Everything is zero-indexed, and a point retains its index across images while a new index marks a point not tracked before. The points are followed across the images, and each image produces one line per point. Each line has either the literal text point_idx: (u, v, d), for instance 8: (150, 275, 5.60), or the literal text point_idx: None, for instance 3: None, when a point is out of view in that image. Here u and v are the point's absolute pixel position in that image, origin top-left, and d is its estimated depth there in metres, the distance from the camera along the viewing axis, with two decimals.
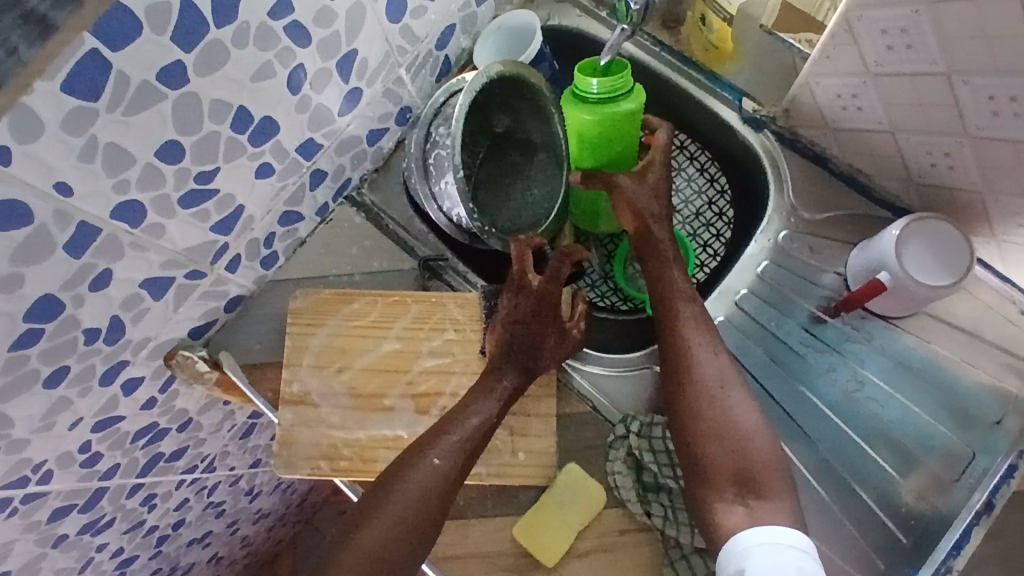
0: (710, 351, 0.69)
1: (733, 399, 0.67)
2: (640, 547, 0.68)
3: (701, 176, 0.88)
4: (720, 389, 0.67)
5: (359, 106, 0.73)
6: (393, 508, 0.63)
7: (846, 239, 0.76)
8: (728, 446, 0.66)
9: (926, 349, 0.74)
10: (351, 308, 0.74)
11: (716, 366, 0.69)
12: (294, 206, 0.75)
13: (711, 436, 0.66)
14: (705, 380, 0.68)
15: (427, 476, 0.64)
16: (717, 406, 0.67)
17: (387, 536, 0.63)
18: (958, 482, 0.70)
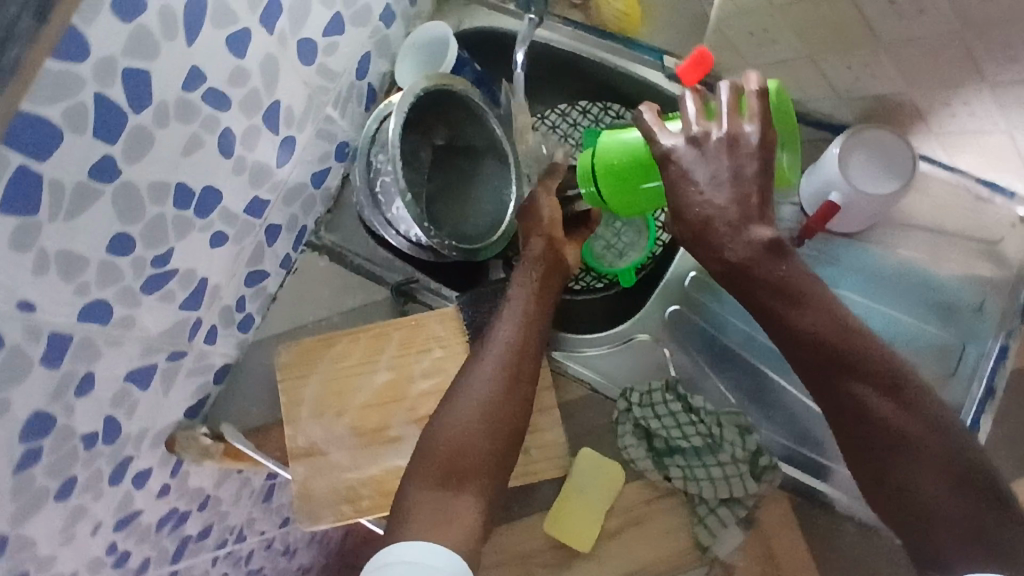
0: (885, 408, 0.59)
1: (922, 463, 0.58)
2: (669, 511, 0.69)
3: None
4: (889, 451, 0.59)
5: (296, 153, 0.74)
6: (485, 387, 0.66)
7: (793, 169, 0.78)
8: (920, 512, 0.57)
9: (894, 255, 0.74)
10: (336, 350, 0.75)
11: (888, 422, 0.59)
12: (257, 266, 0.75)
13: (895, 505, 0.59)
14: (890, 445, 0.59)
15: (505, 355, 0.68)
16: (905, 475, 0.58)
17: (486, 415, 0.64)
18: (956, 376, 0.70)
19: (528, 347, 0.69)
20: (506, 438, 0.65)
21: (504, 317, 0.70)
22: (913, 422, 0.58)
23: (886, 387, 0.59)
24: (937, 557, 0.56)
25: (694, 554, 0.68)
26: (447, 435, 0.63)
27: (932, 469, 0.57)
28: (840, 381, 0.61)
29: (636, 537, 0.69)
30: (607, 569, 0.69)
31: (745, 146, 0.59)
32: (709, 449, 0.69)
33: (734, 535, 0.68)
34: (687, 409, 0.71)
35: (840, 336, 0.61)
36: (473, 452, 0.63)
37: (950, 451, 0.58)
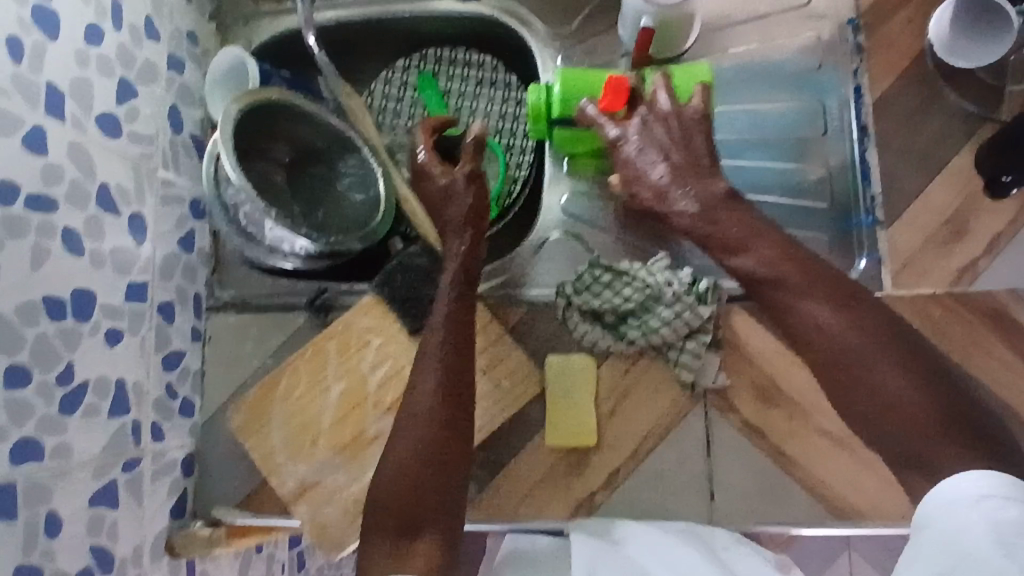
0: (829, 323, 0.55)
1: (885, 365, 0.52)
2: (648, 370, 0.71)
3: (472, 68, 0.88)
4: (849, 367, 0.54)
5: (149, 227, 0.72)
6: (425, 416, 0.61)
7: (606, 26, 0.79)
8: (889, 424, 0.52)
9: (730, 58, 0.75)
10: (282, 388, 0.73)
11: (841, 335, 0.54)
12: (168, 348, 0.74)
13: (869, 424, 0.53)
14: (848, 353, 0.54)
15: (442, 376, 0.62)
16: (867, 387, 0.53)
17: (432, 442, 0.60)
18: (832, 134, 0.73)
19: (463, 360, 0.64)
20: (457, 462, 0.60)
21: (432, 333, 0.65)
22: (863, 333, 0.54)
23: (836, 298, 0.56)
24: (923, 463, 0.50)
25: (685, 395, 0.71)
26: (391, 475, 0.60)
27: (898, 374, 0.52)
28: (789, 300, 0.57)
29: (631, 408, 0.71)
30: (621, 449, 0.71)
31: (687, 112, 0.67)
32: (653, 298, 0.71)
33: (710, 361, 0.70)
34: (618, 274, 0.73)
35: (790, 262, 0.59)
36: (429, 483, 0.59)
37: (911, 358, 0.53)
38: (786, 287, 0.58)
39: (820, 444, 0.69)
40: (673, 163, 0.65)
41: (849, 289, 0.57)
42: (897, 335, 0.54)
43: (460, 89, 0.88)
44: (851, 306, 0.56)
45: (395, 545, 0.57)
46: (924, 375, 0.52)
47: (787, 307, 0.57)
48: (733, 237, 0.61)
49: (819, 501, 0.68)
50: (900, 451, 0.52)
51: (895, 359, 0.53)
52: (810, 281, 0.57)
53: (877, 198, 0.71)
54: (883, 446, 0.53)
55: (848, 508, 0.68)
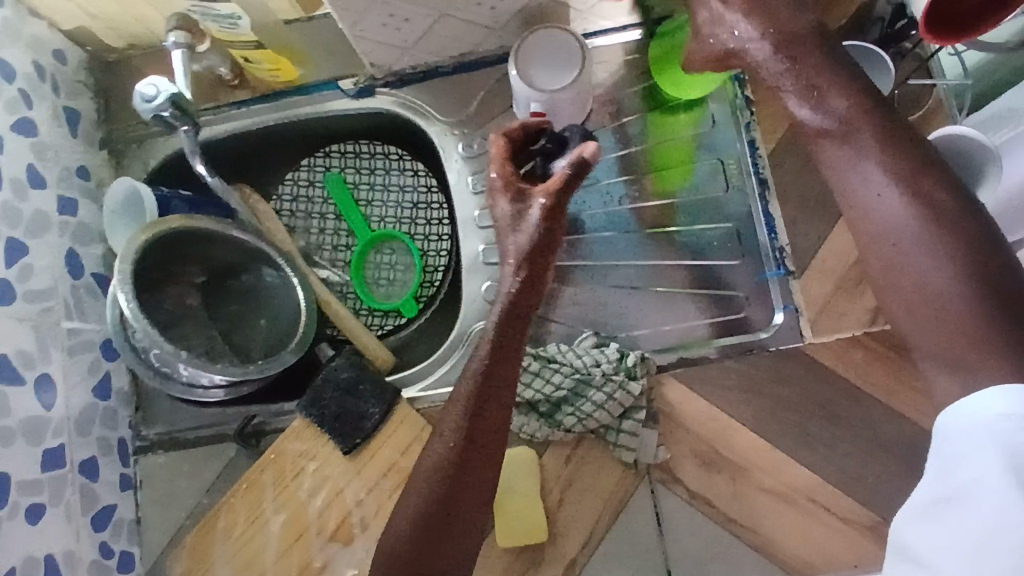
0: (892, 191, 0.54)
1: (933, 267, 0.52)
2: (589, 454, 0.71)
3: (378, 159, 0.87)
4: (891, 241, 0.54)
5: (59, 385, 0.69)
6: (439, 471, 0.59)
7: (503, 108, 0.79)
8: (924, 301, 0.52)
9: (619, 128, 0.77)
10: (221, 527, 0.71)
11: (900, 211, 0.54)
12: (98, 504, 0.72)
13: (889, 287, 0.54)
14: (904, 258, 0.53)
15: (460, 431, 0.60)
16: (921, 290, 0.52)
17: (439, 500, 0.58)
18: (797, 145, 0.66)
19: (482, 420, 0.60)
20: (461, 523, 0.59)
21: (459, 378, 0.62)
22: (930, 212, 0.53)
23: (897, 185, 0.54)
24: (953, 359, 0.50)
25: (629, 474, 0.70)
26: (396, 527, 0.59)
27: (939, 261, 0.51)
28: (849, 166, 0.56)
29: (578, 494, 0.70)
30: (573, 538, 0.70)
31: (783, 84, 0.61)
32: (583, 382, 0.71)
33: (649, 437, 0.70)
34: (547, 361, 0.73)
35: (870, 118, 0.57)
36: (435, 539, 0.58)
37: (976, 255, 0.51)
38: (854, 139, 0.57)
39: (766, 502, 0.69)
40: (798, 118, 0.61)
41: (932, 161, 0.55)
42: (975, 243, 0.51)
43: (369, 181, 0.87)
44: (918, 192, 0.53)
45: None
46: (976, 265, 0.51)
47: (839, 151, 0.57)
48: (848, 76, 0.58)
49: (773, 562, 0.68)
50: (925, 347, 0.52)
51: (935, 254, 0.52)
52: (869, 150, 0.56)
53: (786, 248, 0.72)
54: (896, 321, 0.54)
55: (803, 565, 0.68)
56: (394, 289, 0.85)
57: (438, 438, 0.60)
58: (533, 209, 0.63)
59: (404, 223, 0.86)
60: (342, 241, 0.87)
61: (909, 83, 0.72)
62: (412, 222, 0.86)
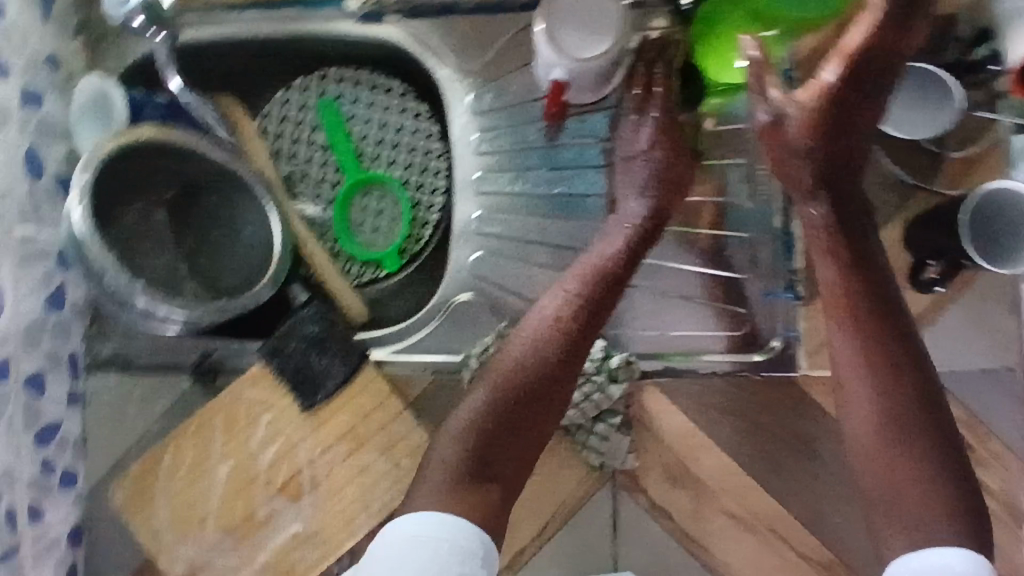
0: (908, 397, 0.58)
1: (916, 461, 0.57)
2: (555, 451, 0.68)
3: (379, 92, 0.79)
4: (894, 434, 0.58)
5: (7, 297, 0.64)
6: (528, 375, 0.59)
7: (522, 64, 0.71)
8: (907, 488, 0.57)
9: None
10: (166, 464, 0.69)
11: (895, 408, 0.58)
12: (41, 422, 0.68)
13: (878, 475, 0.58)
14: (895, 447, 0.58)
15: (551, 339, 0.60)
16: (910, 486, 0.57)
17: (513, 402, 0.59)
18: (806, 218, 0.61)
19: (574, 337, 0.61)
20: (512, 450, 0.59)
21: (541, 315, 0.61)
22: (931, 422, 0.58)
23: (895, 380, 0.59)
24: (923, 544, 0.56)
25: (593, 476, 0.68)
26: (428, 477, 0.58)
27: (931, 471, 0.57)
28: (875, 358, 0.59)
29: (535, 490, 0.68)
30: (524, 532, 0.68)
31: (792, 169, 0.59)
32: None
33: (619, 441, 0.67)
34: None
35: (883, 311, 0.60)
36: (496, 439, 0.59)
37: (958, 471, 0.57)
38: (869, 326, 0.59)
39: (728, 526, 0.67)
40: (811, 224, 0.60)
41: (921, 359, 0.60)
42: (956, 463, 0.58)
43: (365, 115, 0.79)
44: (914, 388, 0.59)
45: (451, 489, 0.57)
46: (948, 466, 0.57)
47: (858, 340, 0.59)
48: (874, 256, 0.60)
49: None
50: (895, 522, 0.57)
51: (914, 448, 0.58)
52: (886, 359, 0.59)
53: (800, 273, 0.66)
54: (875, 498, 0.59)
55: None
56: (376, 238, 0.79)
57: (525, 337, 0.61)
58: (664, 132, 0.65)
59: (397, 168, 0.79)
60: (328, 176, 0.80)
61: (976, 114, 0.66)
62: (407, 167, 0.79)
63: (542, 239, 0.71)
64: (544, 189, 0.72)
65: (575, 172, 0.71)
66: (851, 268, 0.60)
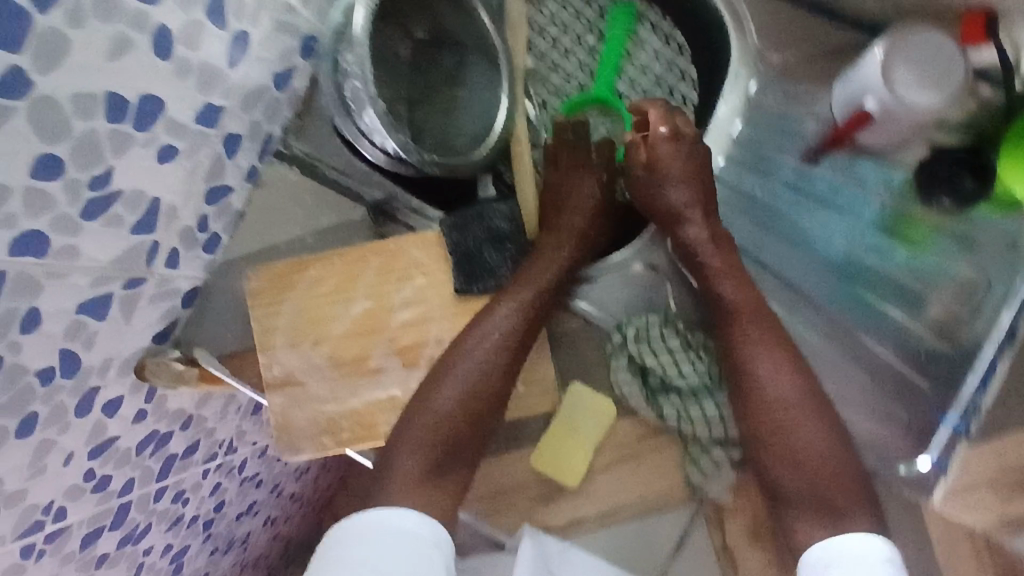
0: (785, 376, 0.64)
1: (813, 436, 0.63)
2: (660, 450, 0.67)
3: (654, 39, 0.87)
4: (792, 412, 0.63)
5: (253, 51, 0.64)
6: (483, 358, 0.66)
7: (822, 76, 0.74)
8: (809, 459, 0.62)
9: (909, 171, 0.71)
10: (308, 277, 0.70)
11: (793, 397, 0.64)
12: (218, 180, 0.68)
13: (782, 456, 0.63)
14: (783, 419, 0.63)
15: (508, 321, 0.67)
16: (805, 461, 0.62)
17: (465, 401, 0.65)
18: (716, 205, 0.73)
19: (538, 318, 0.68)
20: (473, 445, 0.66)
21: (486, 343, 0.66)
22: (808, 394, 0.64)
23: (783, 377, 0.64)
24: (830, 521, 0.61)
25: (683, 491, 0.66)
26: (415, 495, 0.63)
27: (817, 433, 0.63)
28: (759, 346, 0.65)
29: (624, 472, 0.67)
30: (594, 504, 0.67)
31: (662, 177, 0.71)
32: (706, 389, 0.68)
33: (727, 475, 0.66)
34: (686, 346, 0.69)
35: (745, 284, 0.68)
36: (451, 444, 0.65)
37: (843, 441, 0.63)
38: (747, 338, 0.66)
39: None
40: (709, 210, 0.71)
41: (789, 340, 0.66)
42: (831, 414, 0.64)
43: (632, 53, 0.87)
44: (795, 370, 0.65)
45: (422, 476, 0.63)
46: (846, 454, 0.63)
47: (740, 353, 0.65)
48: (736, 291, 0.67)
49: None
50: (810, 502, 0.62)
51: (816, 432, 0.63)
52: (778, 352, 0.65)
53: (983, 411, 0.64)
54: (777, 486, 0.63)
55: None
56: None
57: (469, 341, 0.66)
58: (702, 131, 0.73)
59: None
60: (567, 89, 0.87)
61: None
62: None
63: (752, 250, 0.77)
64: (781, 207, 0.77)
65: (820, 203, 0.75)
66: (748, 287, 0.68)
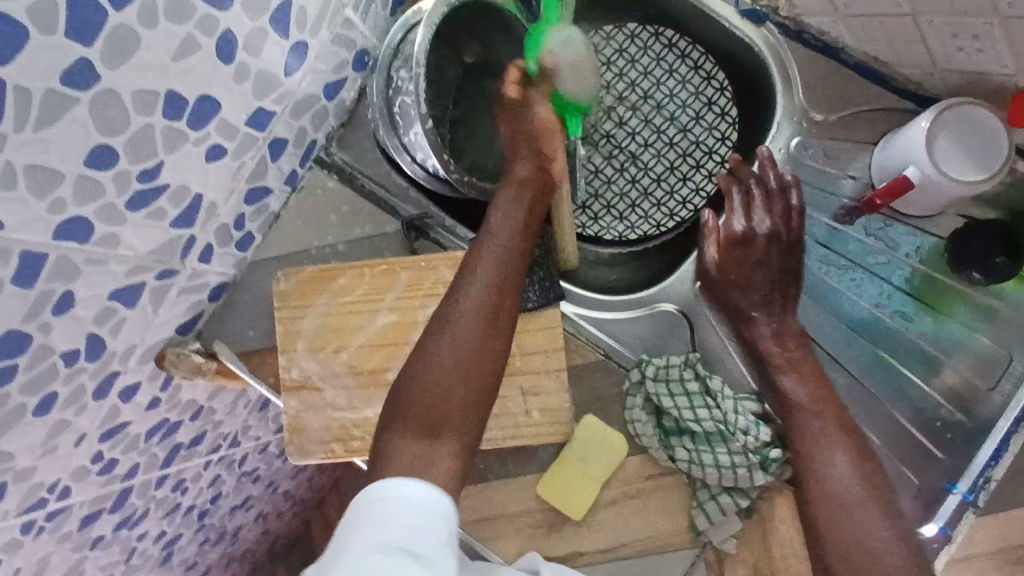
0: (847, 466, 0.61)
1: (871, 527, 0.57)
2: (667, 490, 0.68)
3: (698, 76, 0.87)
4: (841, 503, 0.59)
5: (308, 60, 0.66)
6: (473, 299, 0.61)
7: (864, 140, 0.76)
8: (866, 553, 0.56)
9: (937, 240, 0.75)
10: (337, 284, 0.70)
11: (848, 478, 0.60)
12: (259, 182, 0.69)
13: (836, 547, 0.57)
14: (830, 503, 0.59)
15: (496, 258, 0.63)
16: (878, 565, 0.55)
17: (465, 350, 0.58)
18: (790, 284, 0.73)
19: (515, 266, 0.63)
20: (474, 403, 0.58)
21: (470, 282, 0.62)
22: (868, 487, 0.59)
23: (845, 462, 0.61)
24: None
25: (688, 535, 0.67)
26: (427, 478, 0.52)
27: (891, 539, 0.56)
28: (818, 434, 0.63)
29: (630, 510, 0.67)
30: (598, 538, 0.67)
31: (736, 267, 0.74)
32: (721, 436, 0.67)
33: (732, 523, 0.66)
34: (704, 391, 0.70)
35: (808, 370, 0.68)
36: (446, 416, 0.56)
37: (919, 551, 0.56)
38: (808, 422, 0.64)
39: None
40: (778, 290, 0.73)
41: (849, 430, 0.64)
42: (902, 518, 0.58)
43: (673, 89, 0.87)
44: (866, 459, 0.62)
45: (420, 446, 0.54)
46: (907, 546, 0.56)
47: (797, 437, 0.64)
48: (784, 360, 0.69)
49: None
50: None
51: (878, 521, 0.57)
52: (836, 437, 0.63)
53: (992, 483, 0.70)
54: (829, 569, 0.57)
55: None
56: (621, 201, 0.87)
57: (458, 291, 0.61)
58: (768, 219, 0.73)
59: (674, 152, 0.87)
60: (605, 123, 0.87)
61: None
62: (682, 156, 0.87)
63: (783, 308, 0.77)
64: (814, 265, 0.78)
65: (852, 266, 0.77)
66: (809, 377, 0.67)
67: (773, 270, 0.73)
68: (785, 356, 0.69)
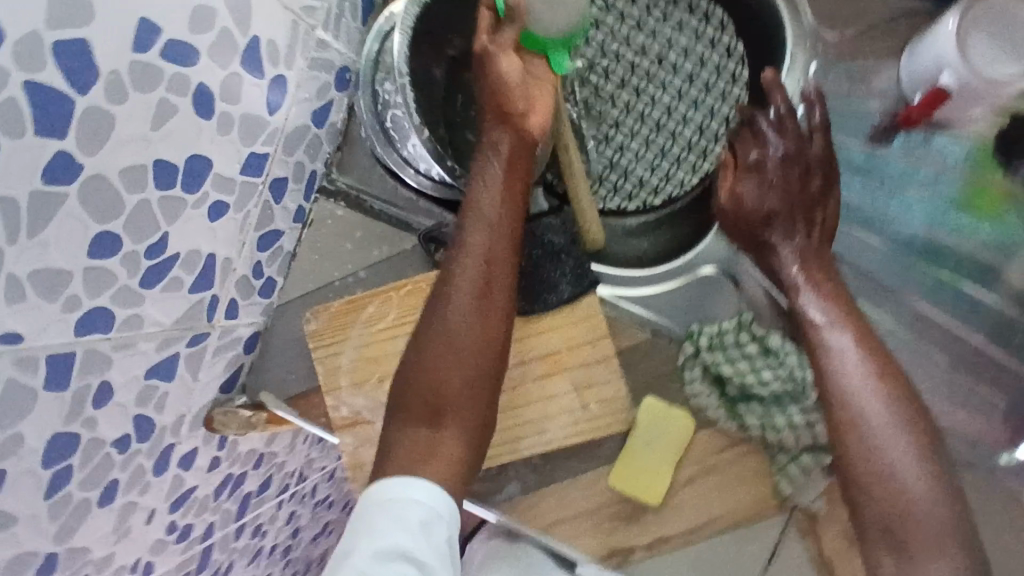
0: (878, 394, 0.60)
1: (895, 457, 0.58)
2: (743, 460, 0.65)
3: (694, 18, 0.81)
4: (866, 433, 0.59)
5: (291, 92, 0.63)
6: (466, 293, 0.62)
7: (886, 53, 0.72)
8: (890, 488, 0.58)
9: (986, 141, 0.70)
10: (367, 313, 0.68)
11: (874, 404, 0.60)
12: (268, 227, 0.67)
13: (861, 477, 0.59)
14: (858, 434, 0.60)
15: (484, 243, 0.63)
16: (899, 498, 0.58)
17: (463, 343, 0.61)
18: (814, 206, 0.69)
19: (502, 237, 0.64)
20: (475, 393, 0.61)
21: (458, 275, 0.63)
22: (901, 414, 0.60)
23: (876, 387, 0.60)
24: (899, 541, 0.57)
25: (773, 501, 0.64)
26: (431, 462, 0.60)
27: (906, 457, 0.59)
28: (845, 357, 0.62)
29: (708, 486, 0.65)
30: (680, 520, 0.65)
31: (750, 198, 0.69)
32: (792, 396, 0.65)
33: (818, 482, 0.64)
34: (764, 350, 0.66)
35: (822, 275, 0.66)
36: (444, 401, 0.61)
37: (933, 466, 0.59)
38: (834, 341, 0.62)
39: None
40: (797, 214, 0.68)
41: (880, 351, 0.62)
42: (926, 435, 0.60)
43: (671, 36, 0.82)
44: (890, 377, 0.61)
45: (427, 433, 0.61)
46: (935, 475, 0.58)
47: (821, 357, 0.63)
48: (799, 275, 0.66)
49: None
50: (881, 526, 0.58)
51: (904, 450, 0.59)
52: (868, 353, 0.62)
53: None
54: (853, 496, 0.60)
55: None
56: (640, 166, 0.82)
57: (447, 285, 0.63)
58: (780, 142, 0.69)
59: (686, 103, 0.82)
60: (608, 87, 0.83)
61: None
62: (694, 105, 0.82)
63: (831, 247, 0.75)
64: (856, 196, 0.75)
65: (896, 188, 0.73)
66: (833, 296, 0.65)
67: (795, 192, 0.69)
68: (822, 285, 0.65)
